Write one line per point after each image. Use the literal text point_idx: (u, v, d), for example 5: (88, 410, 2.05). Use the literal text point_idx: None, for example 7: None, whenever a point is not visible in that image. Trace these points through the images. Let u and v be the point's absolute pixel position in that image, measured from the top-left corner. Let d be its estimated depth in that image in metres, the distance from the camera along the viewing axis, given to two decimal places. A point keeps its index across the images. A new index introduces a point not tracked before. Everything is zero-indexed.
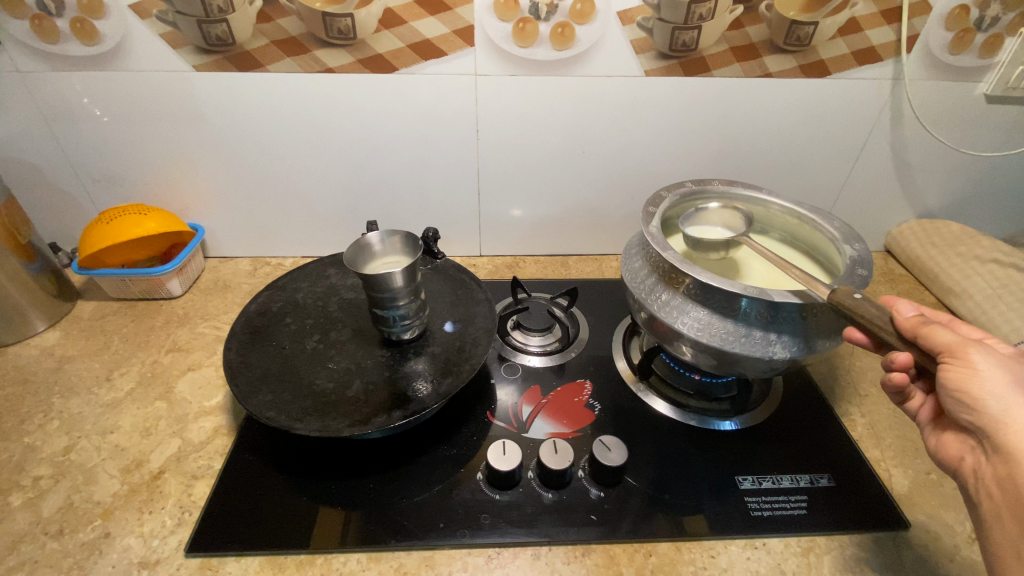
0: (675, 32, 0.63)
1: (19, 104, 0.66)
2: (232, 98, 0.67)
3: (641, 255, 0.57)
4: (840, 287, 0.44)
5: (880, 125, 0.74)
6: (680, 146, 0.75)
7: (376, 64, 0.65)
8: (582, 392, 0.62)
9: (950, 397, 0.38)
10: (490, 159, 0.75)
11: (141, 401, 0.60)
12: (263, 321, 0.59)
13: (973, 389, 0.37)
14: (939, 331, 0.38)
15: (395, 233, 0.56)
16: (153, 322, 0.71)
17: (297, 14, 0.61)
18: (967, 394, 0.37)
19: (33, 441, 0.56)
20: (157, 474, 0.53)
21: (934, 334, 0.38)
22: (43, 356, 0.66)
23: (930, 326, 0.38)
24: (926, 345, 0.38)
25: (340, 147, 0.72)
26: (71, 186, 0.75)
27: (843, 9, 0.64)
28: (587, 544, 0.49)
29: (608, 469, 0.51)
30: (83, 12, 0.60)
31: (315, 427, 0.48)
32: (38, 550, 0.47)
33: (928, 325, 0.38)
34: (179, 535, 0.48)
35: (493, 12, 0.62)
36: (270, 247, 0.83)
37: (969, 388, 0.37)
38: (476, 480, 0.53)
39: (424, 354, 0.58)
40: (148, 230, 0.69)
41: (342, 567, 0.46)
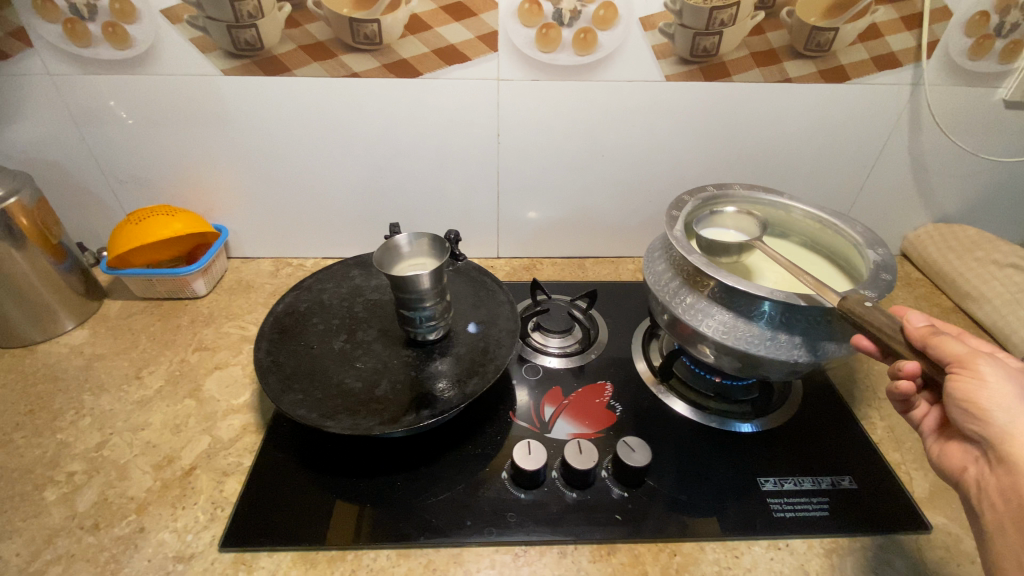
0: (697, 38, 0.64)
1: (51, 107, 0.68)
2: (259, 102, 0.69)
3: (664, 258, 0.58)
4: (851, 296, 0.45)
5: (899, 130, 0.75)
6: (699, 150, 0.75)
7: (401, 69, 0.66)
8: (603, 394, 0.63)
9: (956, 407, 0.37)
10: (511, 162, 0.76)
11: (171, 399, 0.61)
12: (291, 321, 0.60)
13: (979, 400, 0.36)
14: (949, 341, 0.37)
15: (423, 235, 0.57)
16: (179, 321, 0.72)
17: (324, 20, 0.62)
18: (973, 405, 0.36)
19: (66, 438, 0.57)
20: (188, 470, 0.54)
21: (942, 344, 0.38)
22: (73, 354, 0.68)
23: (940, 335, 0.38)
24: (935, 354, 0.38)
25: (363, 150, 0.74)
26: (98, 187, 0.76)
27: (864, 15, 0.64)
28: (612, 543, 0.49)
29: (633, 469, 0.52)
30: (116, 17, 0.62)
31: (347, 425, 0.49)
32: (75, 544, 0.48)
33: (938, 335, 0.38)
34: (212, 530, 0.49)
35: (518, 17, 0.62)
36: (292, 248, 0.85)
37: (976, 399, 0.36)
38: (501, 479, 0.54)
39: (449, 354, 0.59)
40: (174, 231, 0.70)
41: (372, 563, 0.47)
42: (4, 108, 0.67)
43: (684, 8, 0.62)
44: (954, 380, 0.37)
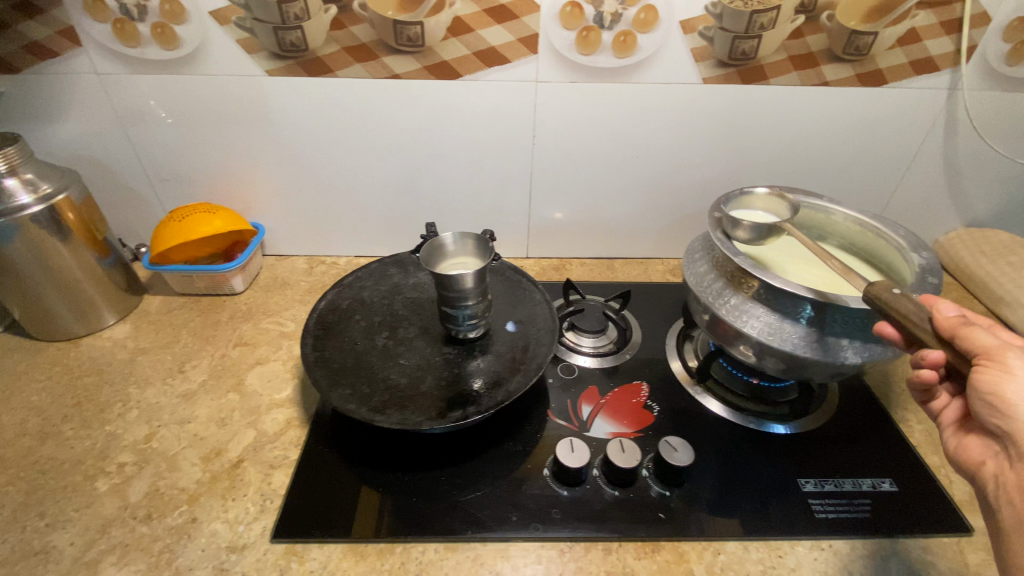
0: (736, 41, 0.65)
1: (97, 105, 0.69)
2: (301, 103, 0.70)
3: (705, 259, 0.59)
4: (878, 283, 0.45)
5: (934, 134, 0.75)
6: (732, 153, 0.76)
7: (441, 71, 0.67)
8: (640, 394, 0.63)
9: (978, 399, 0.37)
10: (545, 163, 0.77)
11: (215, 392, 0.62)
12: (334, 318, 0.62)
13: (1004, 394, 0.36)
14: (977, 332, 0.37)
15: (468, 235, 0.58)
16: (218, 316, 0.74)
17: (369, 21, 0.63)
18: (997, 398, 0.36)
19: (115, 429, 0.59)
20: (236, 463, 0.55)
21: (969, 335, 0.37)
22: (117, 347, 0.69)
23: (969, 326, 0.38)
24: (961, 345, 0.38)
25: (401, 151, 0.75)
26: (140, 184, 0.77)
27: (902, 20, 0.65)
28: (656, 541, 0.50)
29: (676, 468, 0.52)
30: (165, 18, 0.63)
31: (395, 419, 0.51)
32: (129, 534, 0.49)
33: (967, 325, 0.38)
34: (262, 522, 0.50)
35: (559, 20, 0.63)
36: (325, 246, 0.86)
37: (1001, 393, 0.36)
38: (544, 476, 0.55)
39: (490, 353, 0.60)
40: (215, 228, 0.71)
41: (421, 556, 0.48)
42: (53, 105, 0.68)
43: (724, 12, 0.62)
44: (981, 372, 0.37)
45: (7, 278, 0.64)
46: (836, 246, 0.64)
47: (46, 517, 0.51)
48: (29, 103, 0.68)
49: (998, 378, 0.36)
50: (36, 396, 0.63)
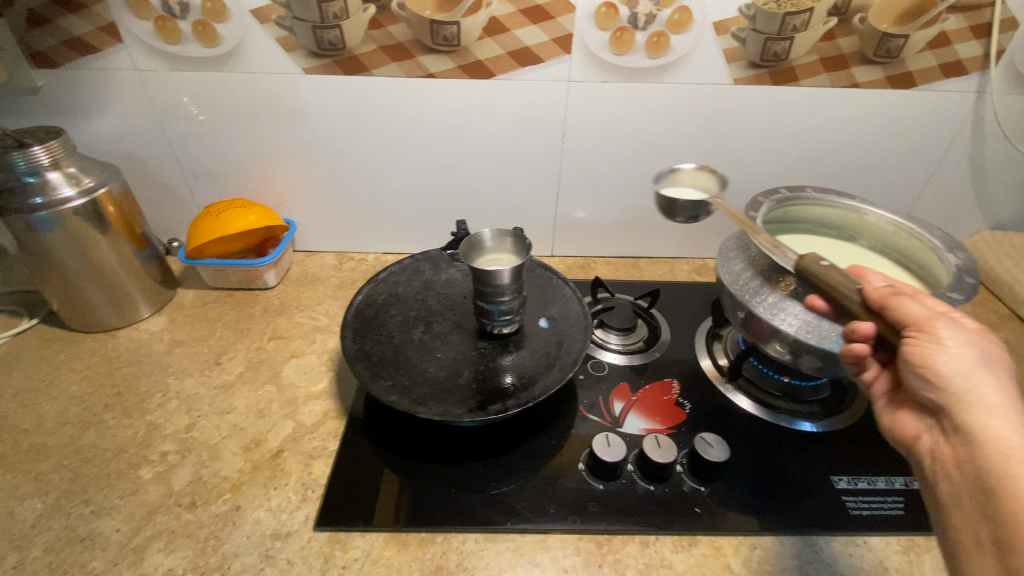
0: (768, 43, 0.65)
1: (135, 101, 0.70)
2: (337, 101, 0.71)
3: (740, 257, 0.59)
4: (810, 254, 0.49)
5: (960, 136, 0.75)
6: (759, 154, 0.77)
7: (476, 70, 0.68)
8: (671, 391, 0.64)
9: (911, 371, 0.39)
10: (573, 162, 0.77)
11: (252, 384, 0.64)
12: (371, 312, 0.64)
13: (936, 364, 0.37)
14: (909, 304, 0.41)
15: (505, 233, 0.60)
16: (252, 310, 0.76)
17: (406, 21, 0.64)
18: (930, 368, 0.38)
19: (156, 419, 0.60)
20: (277, 453, 0.56)
21: (901, 307, 0.41)
22: (154, 340, 0.71)
23: (901, 299, 0.41)
24: (894, 318, 0.41)
25: (432, 149, 0.76)
26: (174, 180, 0.79)
27: (934, 23, 0.65)
28: (692, 535, 0.50)
29: (712, 464, 0.53)
30: (206, 16, 0.63)
31: (436, 411, 0.52)
32: (174, 520, 0.50)
33: (897, 298, 0.42)
34: (305, 510, 0.51)
35: (594, 21, 0.64)
36: (354, 243, 0.87)
37: (933, 363, 0.38)
38: (579, 471, 0.55)
39: (524, 348, 0.61)
40: (249, 224, 0.73)
41: (462, 546, 0.49)
42: (93, 100, 0.69)
43: (758, 14, 0.63)
44: (911, 342, 0.39)
45: (49, 269, 0.65)
46: (867, 246, 0.66)
47: (90, 504, 0.51)
48: (69, 98, 0.69)
49: (929, 347, 0.38)
50: (76, 385, 0.64)
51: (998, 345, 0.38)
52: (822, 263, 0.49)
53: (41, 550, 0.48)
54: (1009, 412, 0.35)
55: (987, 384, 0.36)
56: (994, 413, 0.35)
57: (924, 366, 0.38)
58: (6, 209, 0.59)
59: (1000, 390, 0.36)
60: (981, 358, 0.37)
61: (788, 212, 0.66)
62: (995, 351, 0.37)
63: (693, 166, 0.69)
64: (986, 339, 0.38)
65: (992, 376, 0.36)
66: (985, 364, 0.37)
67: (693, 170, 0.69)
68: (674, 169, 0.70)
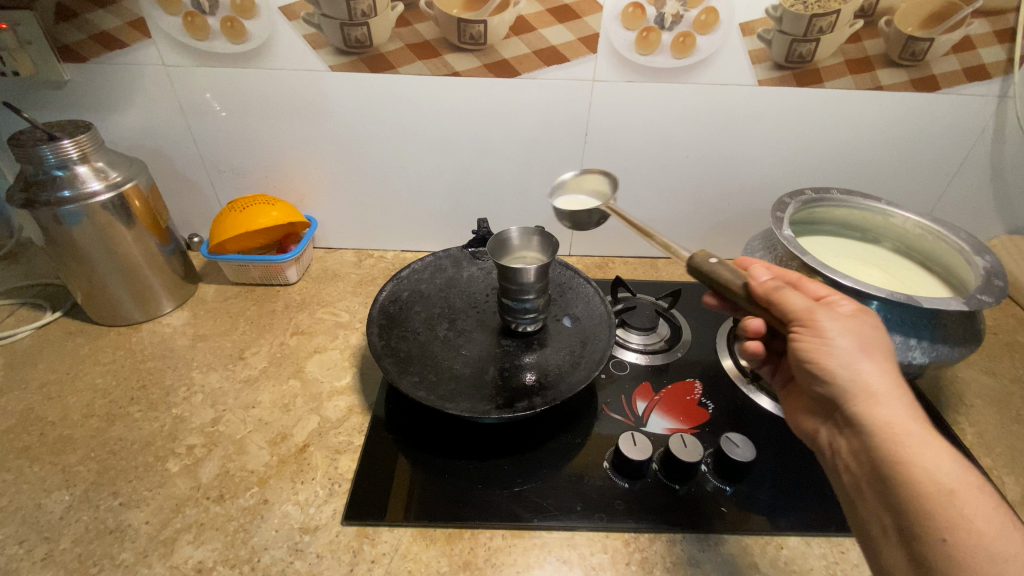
0: (794, 44, 0.65)
1: (160, 97, 0.70)
2: (361, 97, 0.71)
3: (767, 257, 0.60)
4: (699, 252, 0.50)
5: (983, 139, 0.75)
6: (779, 155, 0.77)
7: (501, 69, 0.68)
8: (693, 391, 0.64)
9: (806, 367, 0.43)
10: (594, 162, 0.78)
11: (276, 378, 0.65)
12: (395, 309, 0.65)
13: (822, 358, 0.42)
14: (792, 297, 0.44)
15: (533, 233, 0.62)
16: (274, 306, 0.76)
17: (434, 20, 0.64)
18: (817, 363, 0.42)
19: (181, 412, 0.60)
20: (302, 447, 0.56)
21: (784, 303, 0.44)
22: (177, 334, 0.71)
23: (784, 292, 0.45)
24: (780, 313, 0.44)
25: (454, 147, 0.76)
26: (197, 175, 0.79)
27: (959, 27, 0.65)
28: (719, 534, 0.50)
29: (739, 464, 0.53)
30: (235, 12, 0.64)
31: (464, 407, 0.53)
32: (203, 513, 0.50)
33: (779, 292, 0.45)
34: (332, 505, 0.51)
35: (620, 21, 0.64)
36: (374, 240, 0.88)
37: (819, 358, 0.42)
38: (604, 468, 0.55)
39: (548, 347, 0.62)
40: (271, 219, 0.73)
41: (489, 542, 0.48)
42: (119, 95, 0.70)
43: (784, 15, 0.63)
44: (805, 339, 0.43)
45: (74, 262, 0.65)
46: (890, 249, 0.67)
47: (119, 496, 0.52)
48: (96, 93, 0.69)
49: (819, 343, 0.42)
50: (101, 378, 0.64)
51: (878, 329, 0.43)
52: (710, 260, 0.50)
53: (71, 541, 0.48)
54: (894, 397, 0.40)
55: (873, 373, 0.41)
56: (883, 400, 0.40)
57: (819, 363, 0.42)
58: (33, 201, 0.59)
59: (884, 375, 0.41)
60: (864, 346, 0.42)
61: (813, 214, 0.67)
62: (873, 337, 0.43)
63: (573, 174, 0.67)
64: (863, 324, 0.43)
65: (877, 363, 0.41)
66: (870, 352, 0.42)
67: (578, 174, 0.67)
68: (558, 181, 0.67)
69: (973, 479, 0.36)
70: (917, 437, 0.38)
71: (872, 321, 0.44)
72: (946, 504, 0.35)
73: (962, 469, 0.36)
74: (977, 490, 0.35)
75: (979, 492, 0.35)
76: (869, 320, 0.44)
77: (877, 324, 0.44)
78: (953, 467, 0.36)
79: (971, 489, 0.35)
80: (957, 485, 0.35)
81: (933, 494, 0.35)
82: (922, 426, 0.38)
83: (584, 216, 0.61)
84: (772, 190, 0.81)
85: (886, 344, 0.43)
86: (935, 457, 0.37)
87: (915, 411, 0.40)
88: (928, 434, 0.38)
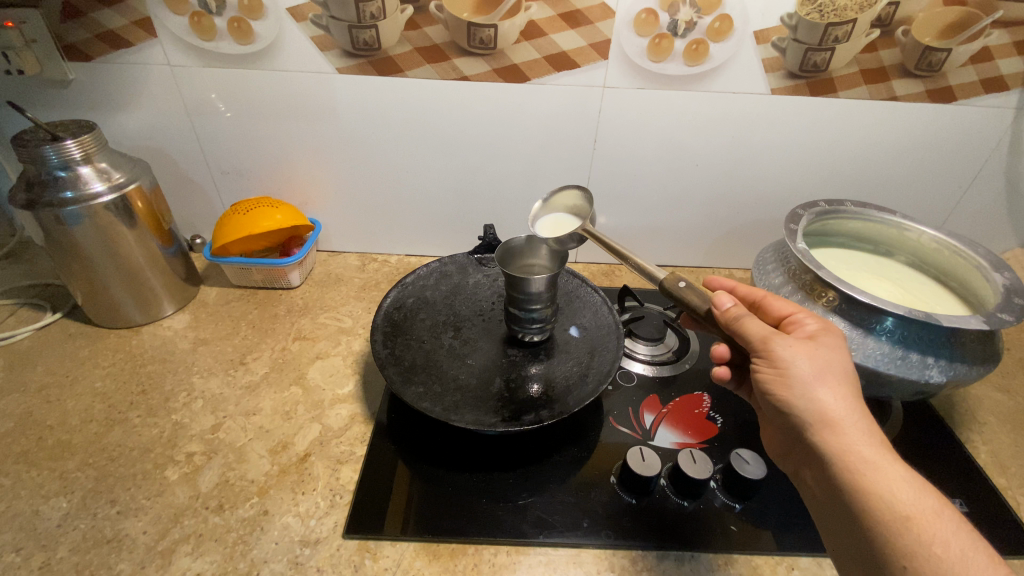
0: (808, 53, 0.64)
1: (165, 97, 0.69)
2: (369, 100, 0.70)
3: (779, 270, 0.59)
4: (670, 275, 0.52)
5: (998, 151, 0.74)
6: (789, 166, 0.76)
7: (510, 73, 0.67)
8: (702, 404, 0.63)
9: (767, 395, 0.43)
10: (602, 169, 0.77)
11: (278, 385, 0.64)
12: (400, 316, 0.64)
13: (781, 386, 0.42)
14: (752, 324, 0.45)
15: (542, 247, 0.62)
16: (276, 310, 0.76)
17: (443, 23, 0.63)
18: (778, 391, 0.42)
19: (181, 419, 0.59)
20: (303, 456, 0.55)
21: (745, 330, 0.45)
22: (178, 337, 0.70)
23: (745, 318, 0.46)
24: (743, 339, 0.45)
25: (461, 153, 0.75)
26: (201, 177, 0.78)
27: (977, 38, 0.64)
28: (728, 554, 0.49)
29: (749, 481, 0.51)
30: (243, 12, 0.63)
31: (469, 419, 0.52)
32: (202, 524, 0.49)
33: (742, 318, 0.45)
34: (334, 517, 0.50)
35: (632, 27, 0.63)
36: (378, 244, 0.88)
37: (779, 386, 0.42)
38: (611, 483, 0.54)
39: (555, 357, 0.61)
40: (275, 222, 0.72)
41: (493, 558, 0.47)
42: (123, 95, 0.69)
43: (799, 24, 0.62)
44: (763, 368, 0.43)
45: (75, 263, 0.64)
46: (904, 261, 0.66)
47: (116, 504, 0.50)
48: (100, 92, 0.68)
49: (777, 373, 0.42)
50: (100, 381, 0.64)
51: (838, 348, 0.43)
52: (679, 284, 0.51)
53: (67, 550, 0.47)
54: (854, 421, 0.40)
55: (833, 399, 0.40)
56: (844, 427, 0.39)
57: (778, 392, 0.42)
58: (35, 202, 0.59)
59: (845, 400, 0.40)
60: (823, 370, 0.41)
61: (826, 225, 0.66)
62: (834, 359, 0.42)
63: (542, 202, 0.67)
64: (823, 346, 0.43)
65: (838, 388, 0.41)
66: (830, 377, 0.41)
67: (549, 200, 0.67)
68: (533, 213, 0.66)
69: (931, 502, 0.36)
70: (876, 464, 0.38)
71: (832, 340, 0.44)
72: (904, 531, 0.35)
73: (919, 493, 0.37)
74: (934, 513, 0.36)
75: (937, 516, 0.36)
76: (830, 339, 0.44)
77: (839, 343, 0.44)
78: (910, 492, 0.37)
79: (929, 513, 0.36)
80: (914, 511, 0.36)
81: (892, 522, 0.36)
82: (881, 450, 0.39)
83: (566, 238, 0.59)
84: (782, 199, 0.80)
85: (847, 362, 0.42)
86: (892, 484, 0.37)
87: (875, 433, 0.40)
88: (887, 459, 0.38)
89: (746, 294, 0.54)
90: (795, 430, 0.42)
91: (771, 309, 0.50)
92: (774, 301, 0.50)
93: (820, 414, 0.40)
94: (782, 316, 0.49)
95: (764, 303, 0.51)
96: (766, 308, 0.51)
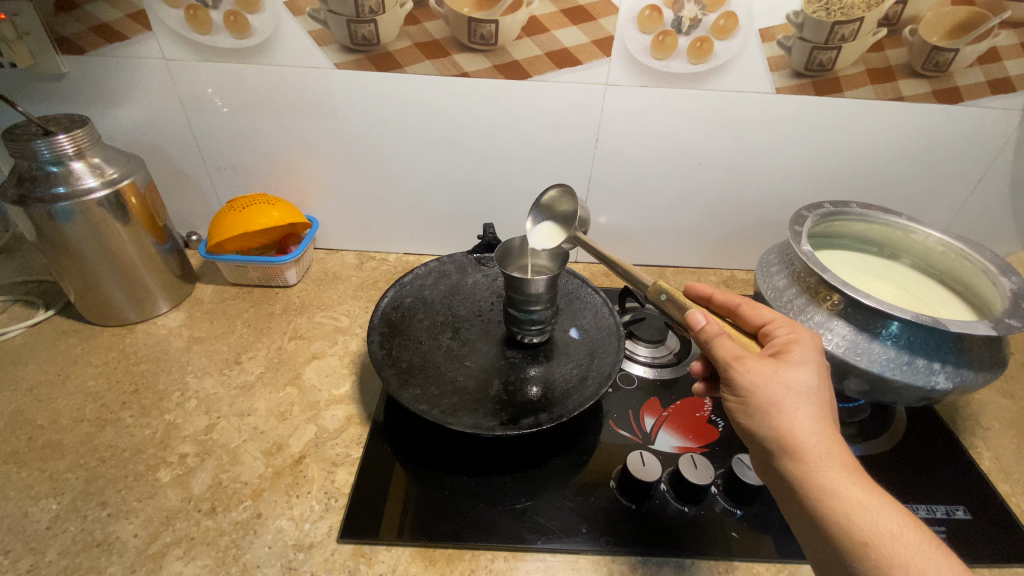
0: (814, 52, 0.63)
1: (159, 92, 0.68)
2: (366, 96, 0.69)
3: (783, 272, 0.58)
4: (653, 288, 0.50)
5: (1003, 153, 0.73)
6: (791, 168, 0.75)
7: (510, 70, 0.66)
8: (703, 408, 0.62)
9: (735, 421, 0.43)
10: (602, 167, 0.76)
11: (273, 385, 0.63)
12: (398, 316, 0.64)
13: (750, 410, 0.41)
14: (722, 346, 0.44)
15: (541, 252, 0.62)
16: (272, 308, 0.75)
17: (443, 18, 0.62)
18: (747, 415, 0.42)
19: (174, 419, 0.58)
20: (298, 458, 0.55)
21: (714, 353, 0.45)
22: (171, 336, 0.70)
23: (718, 339, 0.45)
24: (714, 362, 0.45)
25: (459, 151, 0.74)
26: (197, 174, 0.77)
27: (985, 38, 0.63)
28: (730, 561, 0.48)
29: (750, 487, 0.50)
30: (240, 6, 0.61)
31: (467, 422, 0.51)
32: (193, 527, 0.48)
33: (714, 339, 0.45)
34: (328, 521, 0.49)
35: (636, 23, 0.62)
36: (376, 243, 0.87)
37: (748, 411, 0.41)
38: (609, 488, 0.53)
39: (555, 359, 0.61)
40: (272, 219, 0.71)
41: (490, 564, 0.46)
42: (118, 89, 0.68)
43: (805, 22, 0.61)
44: (728, 394, 0.43)
45: (67, 260, 0.63)
46: (909, 264, 0.66)
47: (106, 507, 0.50)
48: (94, 86, 0.67)
49: (739, 400, 0.42)
50: (92, 380, 0.63)
51: (806, 363, 0.42)
52: (661, 295, 0.50)
53: (56, 553, 0.46)
54: (816, 445, 0.39)
55: (794, 424, 0.39)
56: (805, 452, 0.39)
57: (742, 419, 0.42)
58: (27, 197, 0.57)
59: (807, 423, 0.39)
60: (786, 393, 0.40)
61: (831, 227, 0.66)
62: (798, 377, 0.41)
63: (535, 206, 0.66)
64: (789, 363, 0.42)
65: (800, 411, 0.40)
66: (794, 399, 0.40)
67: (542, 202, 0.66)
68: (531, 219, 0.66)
69: (893, 524, 0.35)
70: (835, 489, 0.37)
71: (802, 354, 0.43)
72: (863, 557, 0.35)
73: (879, 517, 0.36)
74: (894, 537, 0.35)
75: (897, 539, 0.35)
76: (798, 354, 0.43)
77: (811, 356, 0.43)
78: (869, 516, 0.36)
79: (889, 537, 0.35)
80: (874, 536, 0.35)
81: (851, 549, 0.36)
82: (842, 473, 0.38)
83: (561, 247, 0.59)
84: (784, 200, 0.79)
85: (816, 378, 0.41)
86: (850, 508, 0.36)
87: (838, 454, 0.39)
88: (848, 483, 0.37)
89: (722, 300, 0.53)
90: (762, 455, 0.42)
91: (748, 318, 0.50)
92: (749, 309, 0.50)
93: (780, 440, 0.40)
94: (761, 325, 0.49)
95: (740, 311, 0.51)
96: (744, 317, 0.50)
